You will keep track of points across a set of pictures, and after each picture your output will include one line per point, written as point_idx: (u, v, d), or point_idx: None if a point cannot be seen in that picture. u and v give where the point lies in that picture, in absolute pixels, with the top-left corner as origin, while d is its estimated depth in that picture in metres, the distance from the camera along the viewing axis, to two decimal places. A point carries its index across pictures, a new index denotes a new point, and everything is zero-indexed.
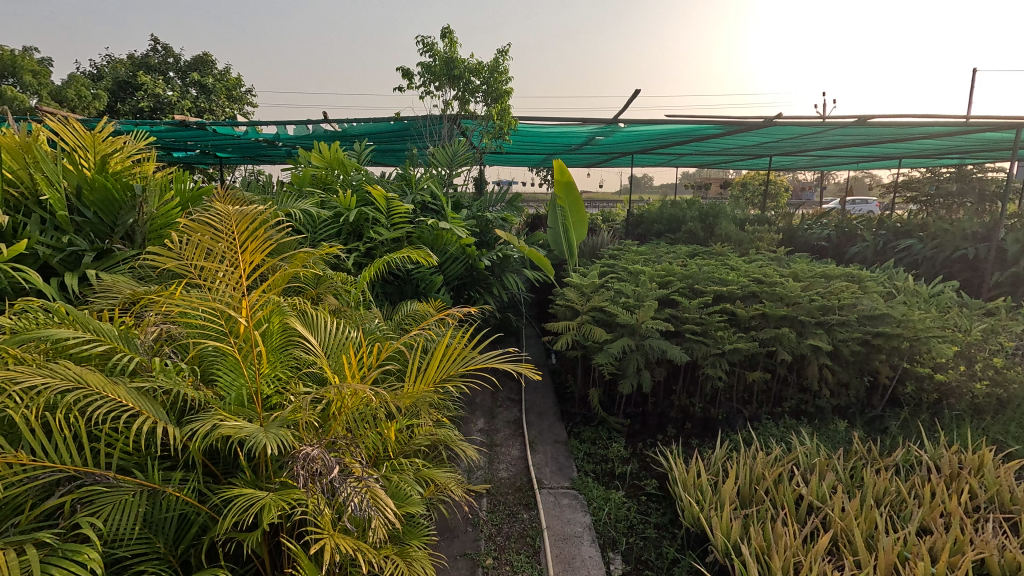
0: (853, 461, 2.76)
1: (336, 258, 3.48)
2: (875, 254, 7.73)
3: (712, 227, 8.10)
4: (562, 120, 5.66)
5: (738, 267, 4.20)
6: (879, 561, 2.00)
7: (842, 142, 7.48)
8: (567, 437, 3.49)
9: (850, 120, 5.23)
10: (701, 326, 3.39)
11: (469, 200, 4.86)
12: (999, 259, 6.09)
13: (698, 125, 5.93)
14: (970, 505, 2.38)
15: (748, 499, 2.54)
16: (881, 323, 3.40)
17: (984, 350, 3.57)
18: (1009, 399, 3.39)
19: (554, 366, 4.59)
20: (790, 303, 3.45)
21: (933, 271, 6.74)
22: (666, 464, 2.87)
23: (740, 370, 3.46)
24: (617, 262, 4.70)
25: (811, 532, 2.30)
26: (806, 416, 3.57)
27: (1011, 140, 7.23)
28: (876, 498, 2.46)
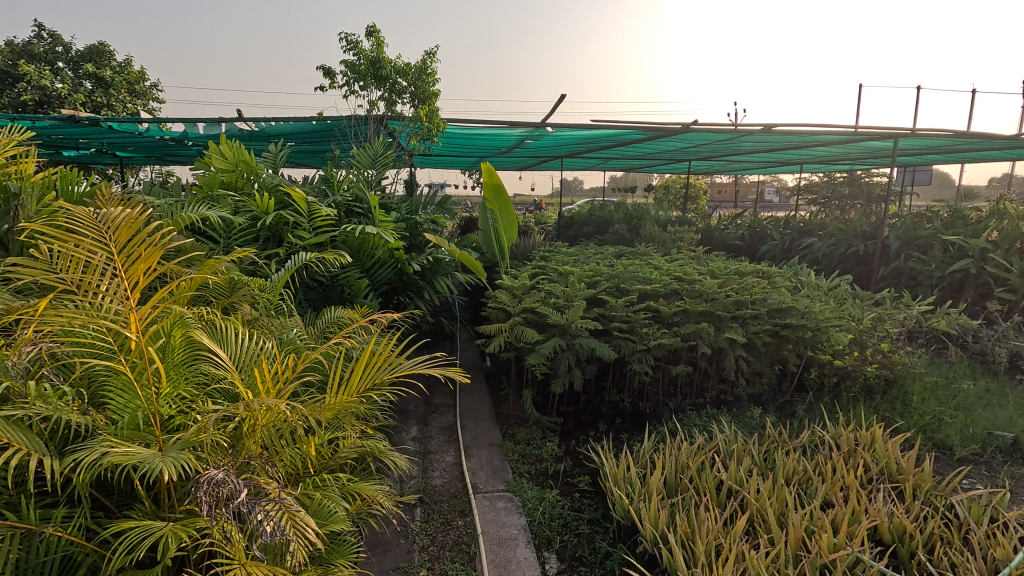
0: (767, 445, 2.96)
1: (252, 265, 3.28)
2: (783, 251, 8.40)
3: (637, 228, 8.43)
4: (491, 123, 5.67)
5: (661, 266, 4.40)
6: (790, 537, 2.16)
7: (753, 148, 8.04)
8: (501, 439, 3.48)
9: (757, 128, 5.64)
10: (628, 324, 3.51)
11: (398, 203, 4.75)
12: (885, 255, 6.79)
13: (622, 130, 6.15)
14: (866, 478, 2.62)
15: (674, 488, 2.64)
16: (787, 315, 3.67)
17: (874, 337, 3.96)
18: (895, 380, 3.77)
19: (488, 369, 4.59)
20: (708, 299, 3.66)
21: (831, 267, 7.42)
22: (598, 460, 2.93)
23: (665, 365, 3.61)
24: (548, 263, 4.77)
25: (731, 514, 2.44)
26: (725, 405, 3.78)
27: (891, 148, 8.10)
28: (786, 477, 2.65)
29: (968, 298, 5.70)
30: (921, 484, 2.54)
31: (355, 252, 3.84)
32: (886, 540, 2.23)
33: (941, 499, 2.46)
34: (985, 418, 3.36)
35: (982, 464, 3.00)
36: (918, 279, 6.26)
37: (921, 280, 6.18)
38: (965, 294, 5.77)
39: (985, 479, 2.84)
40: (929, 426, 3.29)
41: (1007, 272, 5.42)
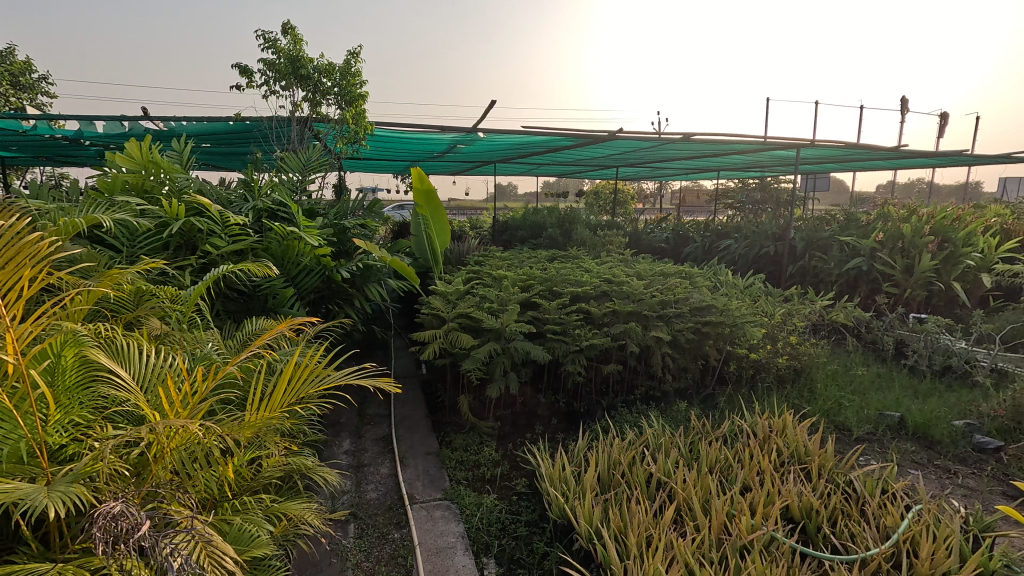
0: (692, 437, 3.13)
1: (161, 275, 3.04)
2: (704, 253, 8.94)
3: (569, 231, 8.63)
4: (422, 127, 5.61)
5: (591, 269, 4.54)
6: (713, 522, 2.29)
7: (674, 155, 8.49)
8: (439, 447, 3.44)
9: (677, 137, 5.96)
10: (560, 326, 3.59)
11: (325, 208, 4.59)
12: (791, 255, 7.41)
13: (552, 137, 6.29)
14: (779, 462, 2.83)
15: (607, 484, 2.73)
16: (707, 313, 3.91)
17: (783, 331, 4.30)
18: (802, 369, 4.11)
19: (423, 377, 4.52)
20: (635, 299, 3.83)
21: (747, 267, 7.99)
22: (534, 462, 2.97)
23: (597, 365, 3.72)
24: (482, 268, 4.78)
25: (660, 505, 2.55)
26: (654, 400, 3.95)
27: (794, 157, 8.86)
28: (709, 466, 2.81)
29: (862, 292, 6.33)
30: (825, 464, 2.79)
31: (279, 259, 3.66)
32: (797, 518, 2.42)
33: (841, 476, 2.71)
34: (877, 400, 3.74)
35: (876, 441, 3.33)
36: (820, 277, 6.87)
37: (823, 277, 6.79)
38: (859, 289, 6.40)
39: (877, 455, 3.16)
40: (832, 410, 3.61)
41: (892, 268, 6.08)
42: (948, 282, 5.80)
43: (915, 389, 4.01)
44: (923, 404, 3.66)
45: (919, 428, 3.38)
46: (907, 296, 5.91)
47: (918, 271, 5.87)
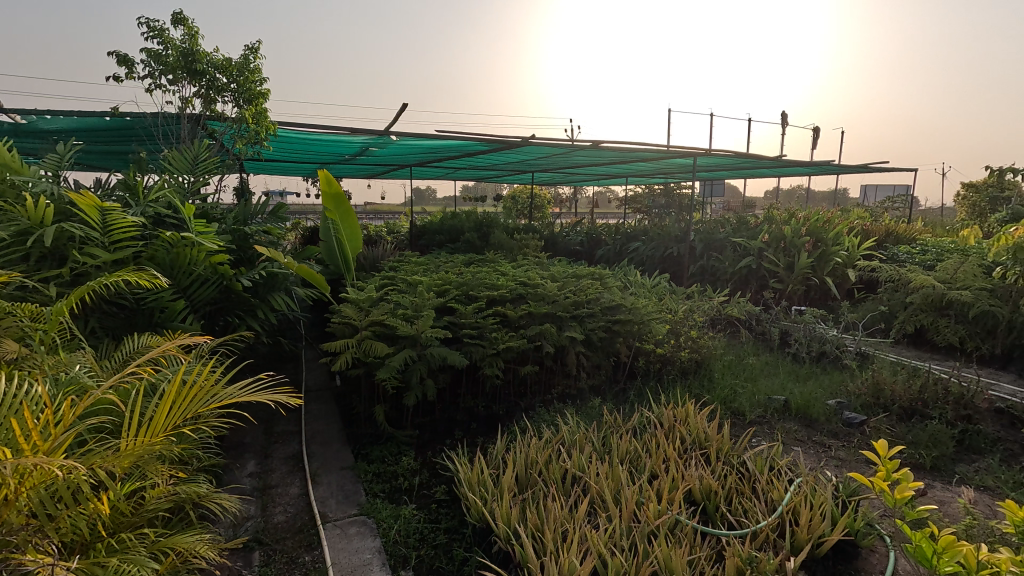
0: (605, 431, 3.26)
1: (21, 288, 2.65)
2: (615, 255, 9.39)
3: (487, 236, 8.67)
4: (330, 128, 5.39)
5: (507, 272, 4.60)
6: (623, 512, 2.40)
7: (586, 161, 8.83)
8: (354, 461, 3.30)
9: (587, 144, 6.21)
10: (477, 330, 3.60)
11: (221, 213, 4.26)
12: (693, 255, 7.98)
13: (467, 141, 6.30)
14: (683, 449, 3.03)
15: (525, 484, 2.77)
16: (617, 312, 4.11)
17: (685, 326, 4.63)
18: (703, 361, 4.44)
19: (337, 389, 4.33)
20: (550, 300, 3.93)
21: (654, 267, 8.50)
22: (453, 468, 2.95)
23: (514, 367, 3.78)
24: (397, 273, 4.68)
25: (576, 500, 2.64)
26: (571, 398, 4.07)
27: (693, 165, 9.57)
28: (620, 458, 2.95)
29: (752, 289, 6.96)
30: (722, 447, 3.02)
31: (166, 269, 3.33)
32: (698, 500, 2.61)
33: (736, 457, 2.95)
34: (765, 386, 4.13)
35: (765, 423, 3.67)
36: (717, 275, 7.45)
37: (720, 275, 7.38)
38: (750, 286, 7.03)
39: (766, 436, 3.48)
40: (728, 398, 3.93)
41: (776, 266, 6.75)
42: (822, 278, 6.54)
43: (797, 373, 4.47)
44: (803, 387, 4.09)
45: (800, 409, 3.77)
46: (789, 291, 6.58)
47: (797, 268, 6.56)
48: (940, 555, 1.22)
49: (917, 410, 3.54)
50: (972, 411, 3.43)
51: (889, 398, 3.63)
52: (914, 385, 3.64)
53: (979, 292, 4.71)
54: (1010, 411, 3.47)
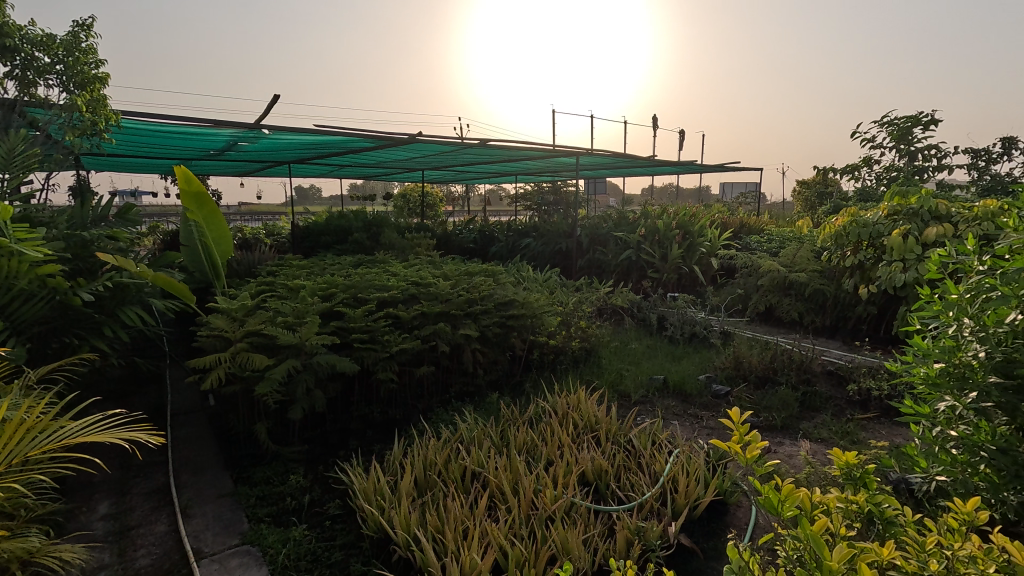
0: (503, 425, 3.31)
1: None
2: (508, 251, 9.59)
3: (377, 235, 8.37)
4: (188, 120, 4.83)
5: (398, 272, 4.48)
6: (522, 502, 2.46)
7: (477, 159, 8.87)
8: (234, 486, 3.00)
9: (475, 142, 6.24)
10: (368, 333, 3.45)
11: (50, 216, 3.62)
12: (580, 249, 8.40)
13: (350, 137, 6.01)
14: (576, 434, 3.18)
15: (424, 486, 2.72)
16: (510, 307, 4.20)
17: (575, 317, 4.87)
18: (591, 349, 4.69)
19: (210, 409, 3.91)
20: (443, 299, 3.90)
21: (545, 262, 8.79)
22: (347, 479, 2.80)
23: (409, 369, 3.69)
24: (276, 278, 4.34)
25: (475, 496, 2.65)
26: (469, 395, 4.07)
27: (576, 164, 10.05)
28: (517, 449, 3.02)
29: (633, 279, 7.51)
30: (610, 428, 3.22)
31: None
32: (590, 480, 2.75)
33: (623, 436, 3.16)
34: (647, 367, 4.48)
35: (648, 402, 3.97)
36: (602, 267, 7.94)
37: (605, 267, 7.85)
38: (631, 276, 7.58)
39: (649, 413, 3.78)
40: (615, 382, 4.20)
41: (653, 257, 7.34)
42: (691, 266, 7.25)
43: (673, 354, 4.90)
44: (679, 366, 4.50)
45: (677, 385, 4.13)
46: (665, 279, 7.19)
47: (670, 258, 7.19)
48: (781, 502, 1.34)
49: (770, 377, 4.06)
50: (810, 375, 4.01)
51: (747, 369, 4.12)
52: (766, 356, 4.16)
53: (812, 273, 5.52)
54: (837, 372, 4.10)
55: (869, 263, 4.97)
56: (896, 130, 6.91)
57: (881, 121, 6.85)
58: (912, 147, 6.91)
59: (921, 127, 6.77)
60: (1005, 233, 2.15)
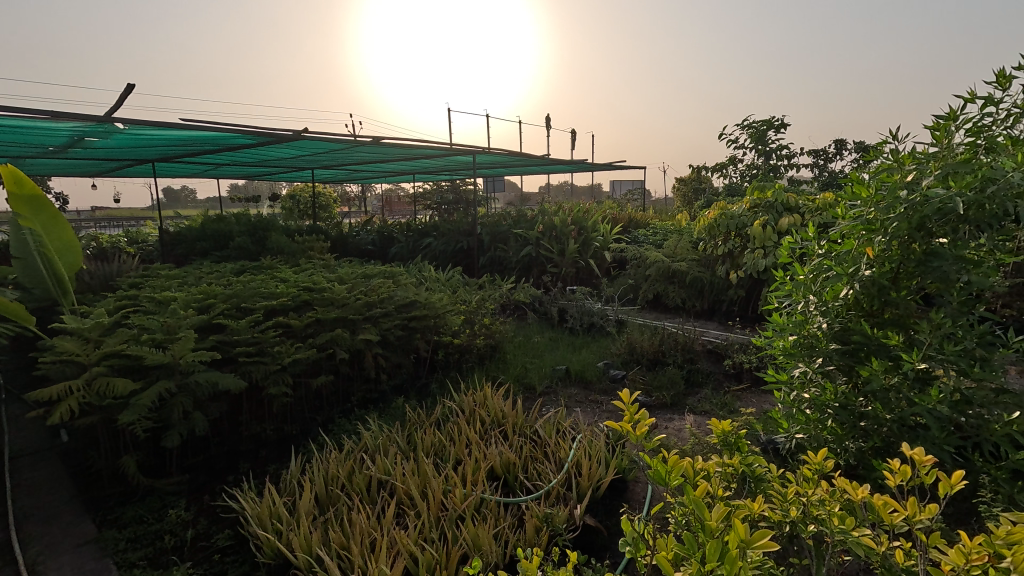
0: (409, 429, 3.23)
1: None
2: (409, 252, 9.39)
3: (263, 239, 7.75)
4: (17, 111, 4.12)
5: (288, 278, 4.19)
6: (431, 505, 2.43)
7: (371, 157, 8.55)
8: (98, 531, 2.61)
9: (368, 140, 6.01)
10: (255, 346, 3.19)
11: None
12: (482, 247, 8.46)
13: (226, 133, 5.50)
14: (483, 430, 3.19)
15: (325, 503, 2.58)
16: (412, 309, 4.12)
17: (478, 315, 4.89)
18: (496, 345, 4.74)
19: (62, 446, 3.36)
20: (339, 304, 3.72)
21: (446, 261, 8.72)
22: (237, 506, 2.57)
23: (305, 380, 3.47)
24: (141, 291, 3.84)
25: (382, 505, 2.56)
26: (373, 402, 3.92)
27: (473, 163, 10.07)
28: (425, 452, 2.96)
29: (534, 274, 7.70)
30: (517, 421, 3.28)
31: None
32: (499, 474, 2.78)
33: (529, 428, 3.24)
34: (550, 359, 4.62)
35: (552, 392, 4.11)
36: (504, 265, 8.07)
37: (506, 264, 7.98)
38: (532, 272, 7.78)
39: (552, 403, 3.91)
40: (520, 375, 4.30)
41: (552, 252, 7.61)
42: (587, 260, 7.60)
43: (574, 344, 5.12)
44: (579, 355, 4.71)
45: (578, 373, 4.32)
46: (563, 273, 7.47)
47: (568, 253, 7.50)
48: (669, 473, 1.46)
49: (659, 359, 4.39)
50: (693, 354, 4.41)
51: (639, 353, 4.43)
52: (656, 340, 4.50)
53: (691, 262, 6.06)
54: (715, 349, 4.55)
55: (737, 251, 5.57)
56: (754, 132, 7.81)
57: (741, 125, 7.71)
58: (768, 148, 7.85)
59: (773, 130, 7.72)
60: (836, 220, 2.51)
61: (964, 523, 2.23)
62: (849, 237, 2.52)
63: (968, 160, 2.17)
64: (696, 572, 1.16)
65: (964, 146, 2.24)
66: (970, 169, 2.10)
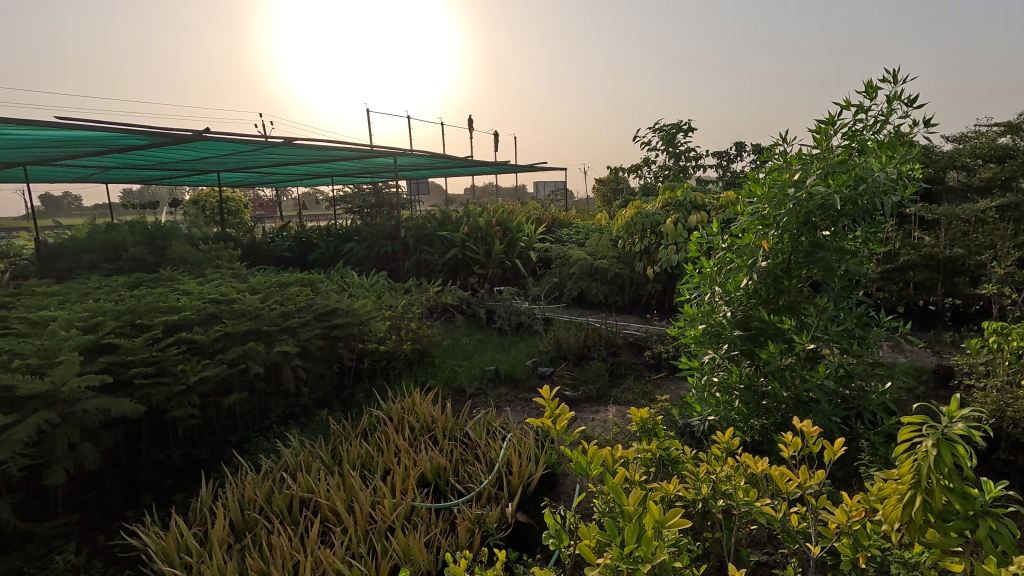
0: (334, 443, 3.10)
1: None
2: (330, 258, 9.04)
3: (163, 249, 7.10)
4: None
5: (191, 290, 3.87)
6: (359, 520, 2.34)
7: (284, 159, 8.07)
8: None
9: (279, 141, 5.67)
10: (155, 366, 2.91)
11: None
12: (406, 251, 8.32)
13: (113, 133, 4.97)
14: (412, 437, 3.12)
15: (242, 529, 2.41)
16: (333, 317, 3.95)
17: (405, 320, 4.79)
18: (425, 349, 4.67)
19: None
20: (252, 316, 3.49)
21: (370, 266, 8.47)
22: (138, 543, 2.33)
23: (215, 399, 3.22)
24: (11, 312, 3.38)
25: (306, 526, 2.43)
26: (293, 418, 3.72)
27: (394, 164, 9.77)
28: (351, 465, 2.85)
29: (461, 276, 7.67)
30: (446, 425, 3.24)
31: None
32: (430, 480, 2.74)
33: (459, 430, 3.21)
34: (479, 360, 4.62)
35: (482, 393, 4.11)
36: (430, 268, 7.97)
37: (432, 267, 7.90)
38: (459, 274, 7.75)
39: (482, 404, 3.92)
40: (449, 379, 4.26)
41: (478, 254, 7.62)
42: (513, 260, 7.68)
43: (502, 344, 5.16)
44: (508, 355, 4.76)
45: (507, 373, 4.35)
46: (490, 274, 7.51)
47: (494, 253, 7.54)
48: (590, 464, 1.50)
49: (585, 355, 4.54)
50: (616, 348, 4.60)
51: (565, 350, 4.55)
52: (581, 336, 4.64)
53: (612, 259, 6.31)
54: (636, 341, 4.76)
55: (653, 248, 5.88)
56: (664, 136, 8.28)
57: (653, 128, 8.14)
58: (677, 150, 8.34)
59: (682, 134, 8.22)
60: (737, 216, 2.70)
61: (849, 484, 2.51)
62: (747, 231, 2.72)
63: (844, 161, 2.43)
64: (617, 557, 1.21)
65: (841, 148, 2.51)
66: (846, 169, 2.35)
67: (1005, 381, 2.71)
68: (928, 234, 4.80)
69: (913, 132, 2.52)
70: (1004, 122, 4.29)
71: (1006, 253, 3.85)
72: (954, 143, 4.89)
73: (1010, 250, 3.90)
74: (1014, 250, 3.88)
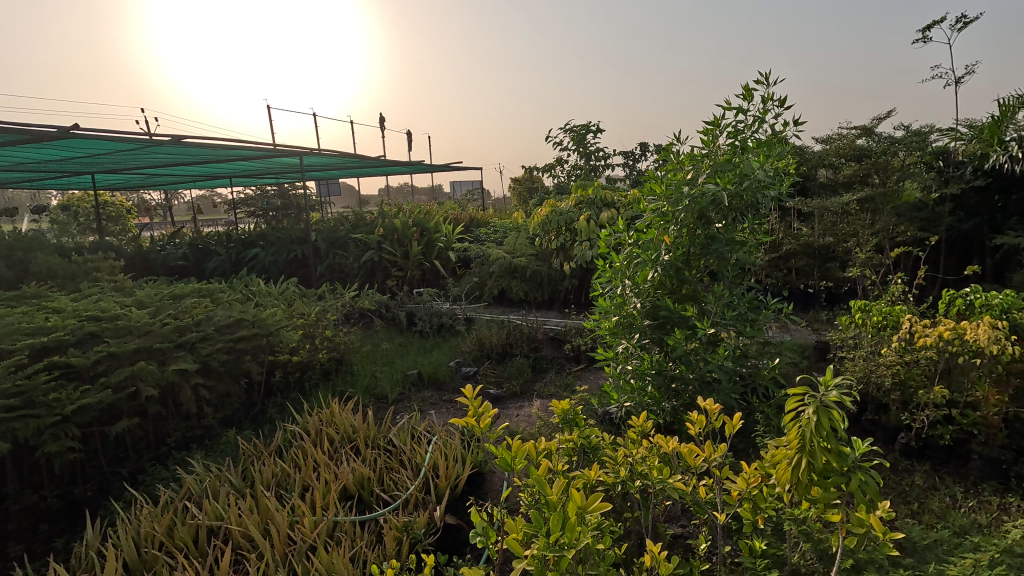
0: (244, 463, 2.89)
1: None
2: (232, 265, 8.40)
3: (26, 262, 6.20)
4: None
5: (64, 307, 3.43)
6: (276, 543, 2.20)
7: (170, 159, 7.31)
8: None
9: (166, 139, 5.16)
10: (20, 397, 2.54)
11: None
12: (317, 255, 7.94)
13: None
14: (332, 449, 2.98)
15: (139, 568, 2.18)
16: (237, 328, 3.68)
17: (319, 327, 4.55)
18: (342, 357, 4.47)
19: None
20: (141, 333, 3.16)
21: (279, 273, 7.98)
22: None
23: (98, 429, 2.88)
24: None
25: (216, 556, 2.24)
26: (196, 441, 3.41)
27: (300, 164, 9.23)
28: (264, 485, 2.67)
29: (378, 279, 7.44)
30: (369, 434, 3.12)
31: None
32: (353, 493, 2.63)
33: (382, 438, 3.11)
34: (400, 364, 4.51)
35: (404, 398, 4.02)
36: (345, 272, 7.66)
37: (347, 271, 7.59)
38: (376, 276, 7.52)
39: (406, 409, 3.83)
40: (370, 386, 4.12)
41: (395, 256, 7.43)
42: (432, 261, 7.58)
43: (424, 347, 5.07)
44: (430, 357, 4.68)
45: (430, 376, 4.28)
46: (408, 276, 7.35)
47: (411, 254, 7.39)
48: (514, 458, 1.53)
49: (508, 352, 4.59)
50: (537, 343, 4.69)
51: (488, 348, 4.57)
52: (503, 334, 4.68)
53: (530, 257, 6.41)
54: (556, 336, 4.89)
55: (569, 244, 6.07)
56: (575, 136, 8.57)
57: (564, 129, 8.39)
58: (588, 150, 8.66)
59: (591, 134, 8.55)
60: (640, 213, 2.86)
61: (748, 453, 2.76)
62: (651, 227, 2.89)
63: (730, 160, 2.66)
64: (543, 547, 1.24)
65: (727, 147, 2.74)
66: (731, 167, 2.58)
67: (869, 352, 3.11)
68: (806, 225, 5.38)
69: (784, 131, 2.80)
70: (861, 125, 4.88)
71: (866, 240, 4.43)
72: (822, 143, 5.51)
73: (869, 237, 4.48)
74: (872, 237, 4.47)
